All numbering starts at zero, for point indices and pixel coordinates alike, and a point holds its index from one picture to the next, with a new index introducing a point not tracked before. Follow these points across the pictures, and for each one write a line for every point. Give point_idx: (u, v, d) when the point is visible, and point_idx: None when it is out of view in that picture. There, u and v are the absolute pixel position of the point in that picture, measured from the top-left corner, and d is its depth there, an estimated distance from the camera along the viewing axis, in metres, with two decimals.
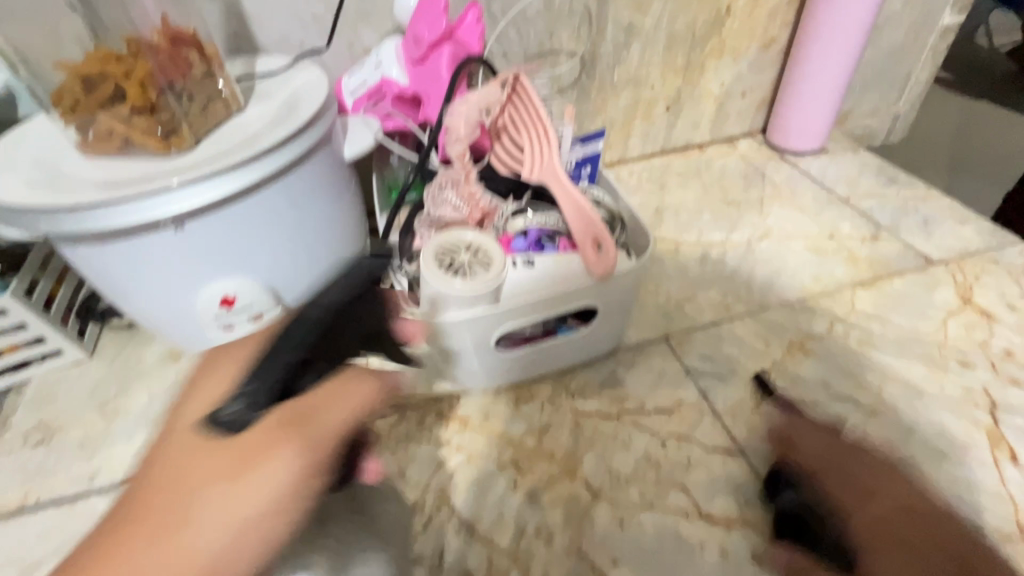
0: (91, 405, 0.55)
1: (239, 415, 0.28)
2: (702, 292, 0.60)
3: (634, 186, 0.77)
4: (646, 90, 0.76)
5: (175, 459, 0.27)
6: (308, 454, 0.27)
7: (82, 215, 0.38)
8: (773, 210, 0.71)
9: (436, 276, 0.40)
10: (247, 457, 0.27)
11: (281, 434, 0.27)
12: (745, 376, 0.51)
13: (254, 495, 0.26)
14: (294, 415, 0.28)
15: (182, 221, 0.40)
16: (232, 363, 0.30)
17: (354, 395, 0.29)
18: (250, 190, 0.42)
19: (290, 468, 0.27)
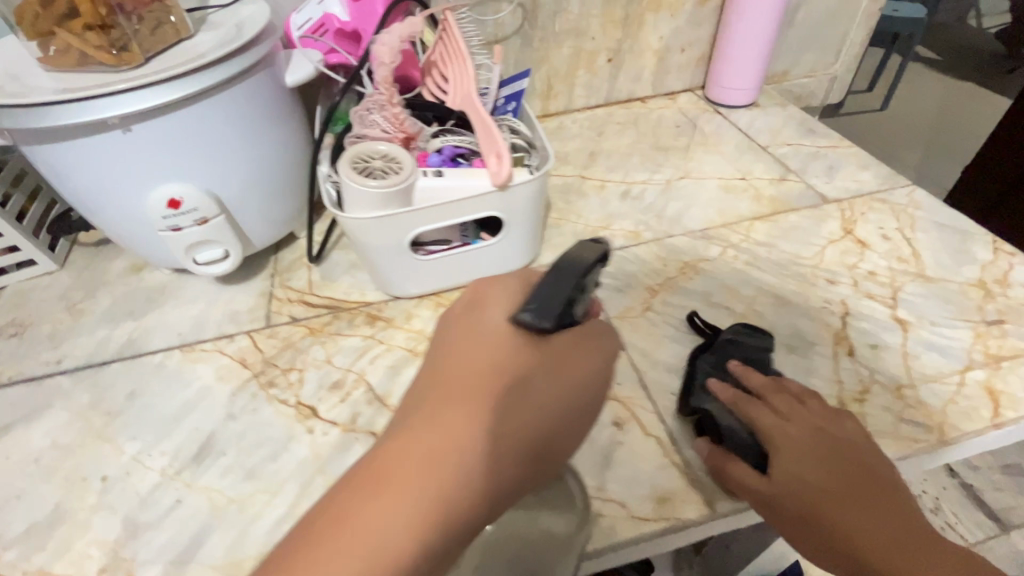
0: (61, 304, 0.61)
1: (542, 320, 0.34)
2: (617, 222, 0.66)
3: (575, 133, 0.83)
4: (587, 41, 0.81)
5: (489, 354, 0.35)
6: (599, 361, 0.38)
7: (39, 111, 0.44)
8: (698, 155, 0.77)
9: (352, 180, 0.46)
10: (560, 360, 0.36)
11: (583, 342, 0.38)
12: (639, 288, 0.57)
13: (557, 383, 0.36)
14: (586, 331, 0.38)
15: (127, 122, 0.46)
16: (517, 280, 0.39)
17: (610, 327, 0.41)
18: (188, 99, 0.47)
19: (589, 368, 0.37)
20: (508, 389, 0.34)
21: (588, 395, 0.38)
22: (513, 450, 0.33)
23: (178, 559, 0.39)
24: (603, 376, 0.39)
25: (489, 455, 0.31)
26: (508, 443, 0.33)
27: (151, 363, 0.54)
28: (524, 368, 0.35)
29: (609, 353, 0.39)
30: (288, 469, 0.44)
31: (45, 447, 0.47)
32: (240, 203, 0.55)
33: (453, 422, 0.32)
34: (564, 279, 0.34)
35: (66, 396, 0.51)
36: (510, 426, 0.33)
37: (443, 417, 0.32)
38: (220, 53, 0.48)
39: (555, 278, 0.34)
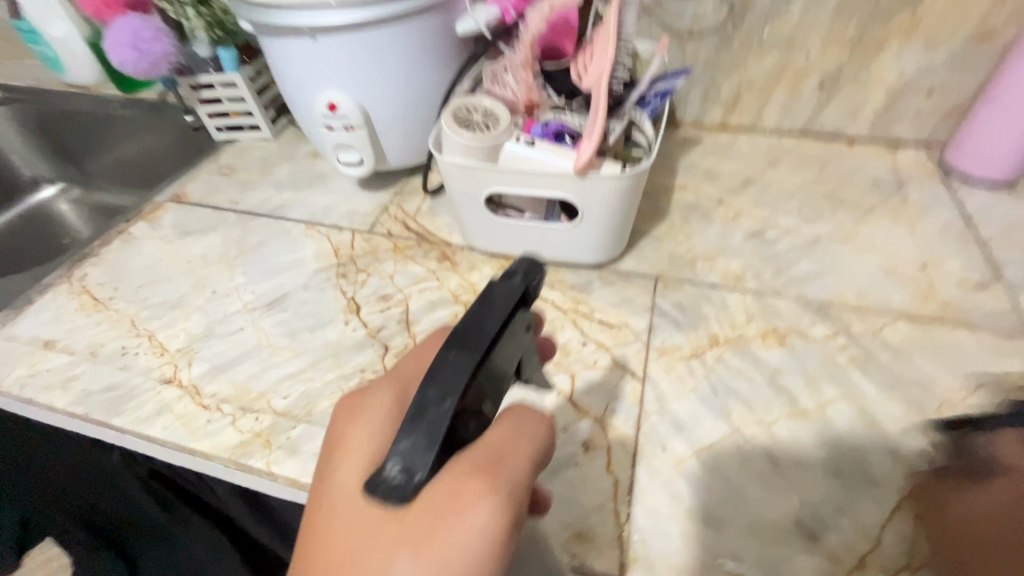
0: (260, 164, 0.79)
1: (413, 468, 0.26)
2: (725, 258, 0.59)
3: (743, 155, 0.74)
4: (800, 57, 0.70)
5: (348, 545, 0.26)
6: (501, 504, 0.26)
7: (263, 12, 0.57)
8: (879, 223, 0.62)
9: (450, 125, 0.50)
10: (435, 529, 0.25)
11: (463, 486, 0.26)
12: (701, 331, 0.51)
13: (439, 567, 0.25)
14: (477, 464, 0.27)
15: (315, 32, 0.57)
16: (389, 410, 0.30)
17: (518, 433, 0.29)
18: (362, 24, 0.56)
19: (480, 524, 0.26)
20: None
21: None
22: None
23: (219, 366, 0.51)
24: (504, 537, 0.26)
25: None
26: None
27: (283, 227, 0.67)
28: (387, 559, 0.25)
29: (515, 487, 0.27)
30: (315, 343, 0.52)
31: (198, 256, 0.64)
32: (385, 122, 0.64)
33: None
34: (457, 364, 0.27)
35: (226, 228, 0.68)
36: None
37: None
38: None
39: (424, 401, 0.26)
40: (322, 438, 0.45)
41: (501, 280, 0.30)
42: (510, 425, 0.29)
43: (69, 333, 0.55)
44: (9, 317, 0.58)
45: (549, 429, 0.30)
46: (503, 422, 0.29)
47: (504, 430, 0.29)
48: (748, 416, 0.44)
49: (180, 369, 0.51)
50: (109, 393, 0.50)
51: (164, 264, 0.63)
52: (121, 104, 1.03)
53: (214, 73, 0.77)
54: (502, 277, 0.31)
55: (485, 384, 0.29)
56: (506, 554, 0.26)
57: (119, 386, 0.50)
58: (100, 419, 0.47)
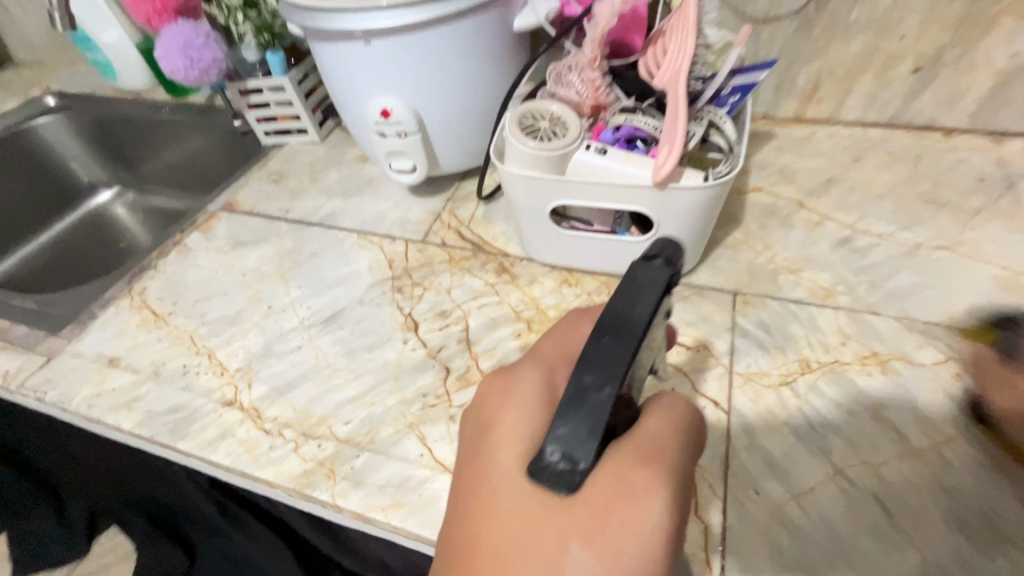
0: (309, 169, 0.78)
1: (575, 458, 0.26)
2: (811, 269, 0.54)
3: (822, 150, 0.68)
4: (893, 40, 0.63)
5: (513, 527, 0.27)
6: (667, 494, 0.27)
7: (314, 17, 0.54)
8: (988, 228, 0.55)
9: (514, 134, 0.46)
10: (606, 519, 0.26)
11: (633, 473, 0.27)
12: (790, 355, 0.47)
13: (614, 554, 0.26)
14: (642, 454, 0.28)
15: (368, 36, 0.54)
16: (539, 395, 0.31)
17: (666, 427, 0.30)
18: (416, 25, 0.53)
19: (652, 512, 0.27)
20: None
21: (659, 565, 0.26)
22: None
23: (278, 388, 0.49)
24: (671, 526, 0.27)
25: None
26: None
27: (336, 237, 0.66)
28: (560, 543, 0.26)
29: (675, 481, 0.28)
30: (373, 364, 0.50)
31: (252, 268, 0.63)
32: (438, 127, 0.61)
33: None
34: (614, 346, 0.26)
35: (279, 238, 0.67)
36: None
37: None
38: None
39: (581, 386, 0.25)
40: (387, 470, 0.43)
41: (635, 273, 0.28)
42: (656, 412, 0.30)
43: (132, 350, 0.55)
44: (75, 333, 0.58)
45: (694, 421, 0.31)
46: (650, 416, 0.30)
47: (653, 417, 0.30)
48: (852, 457, 0.40)
49: (240, 391, 0.50)
50: (172, 415, 0.49)
51: (219, 277, 0.62)
52: (170, 110, 1.03)
53: (263, 77, 0.76)
54: (633, 270, 0.28)
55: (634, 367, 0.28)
56: (675, 543, 0.27)
57: (181, 408, 0.49)
58: (164, 443, 0.47)
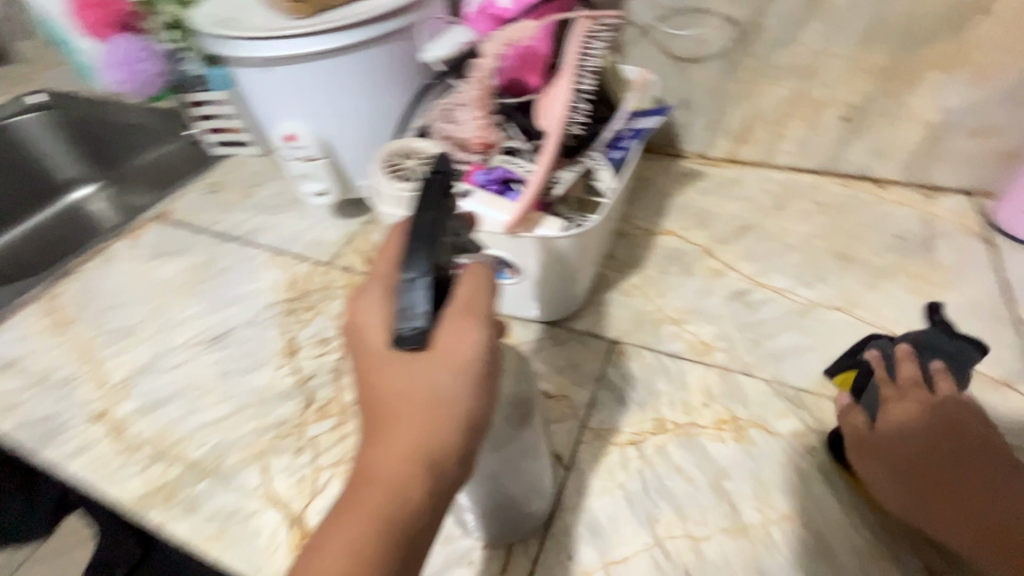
0: (246, 182, 0.79)
1: (417, 321, 0.27)
2: (697, 322, 0.52)
3: (748, 195, 0.66)
4: (819, 86, 0.61)
5: (390, 385, 0.28)
6: (484, 327, 0.28)
7: (220, 42, 0.56)
8: (892, 290, 0.53)
9: (380, 178, 0.46)
10: (447, 356, 0.27)
11: (459, 321, 0.27)
12: (647, 413, 0.45)
13: (472, 371, 0.27)
14: (463, 303, 0.28)
15: (266, 63, 0.55)
16: (383, 287, 0.29)
17: (476, 270, 0.29)
18: (310, 55, 0.54)
19: (476, 342, 0.27)
20: (430, 409, 0.27)
21: (492, 368, 0.28)
22: (459, 461, 0.28)
23: (147, 406, 0.51)
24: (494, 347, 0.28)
25: (442, 474, 0.27)
26: (447, 460, 0.27)
27: (250, 253, 0.67)
28: (425, 383, 0.27)
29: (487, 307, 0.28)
30: (241, 388, 0.51)
31: (163, 280, 0.64)
32: (346, 152, 0.62)
33: (394, 470, 0.27)
34: (419, 232, 0.27)
35: (197, 251, 0.68)
36: (445, 442, 0.27)
37: (381, 455, 0.28)
38: (344, 20, 0.53)
39: (406, 284, 0.26)
40: (220, 499, 0.43)
41: (427, 178, 0.31)
42: (467, 274, 0.29)
43: (29, 355, 0.57)
44: None
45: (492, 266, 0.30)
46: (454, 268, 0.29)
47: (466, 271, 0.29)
48: (676, 528, 0.38)
49: (112, 405, 0.51)
50: (44, 424, 0.50)
51: (132, 287, 0.64)
52: (141, 112, 1.08)
53: (208, 91, 0.76)
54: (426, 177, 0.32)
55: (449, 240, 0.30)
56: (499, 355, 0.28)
57: (54, 418, 0.51)
58: (29, 452, 0.48)
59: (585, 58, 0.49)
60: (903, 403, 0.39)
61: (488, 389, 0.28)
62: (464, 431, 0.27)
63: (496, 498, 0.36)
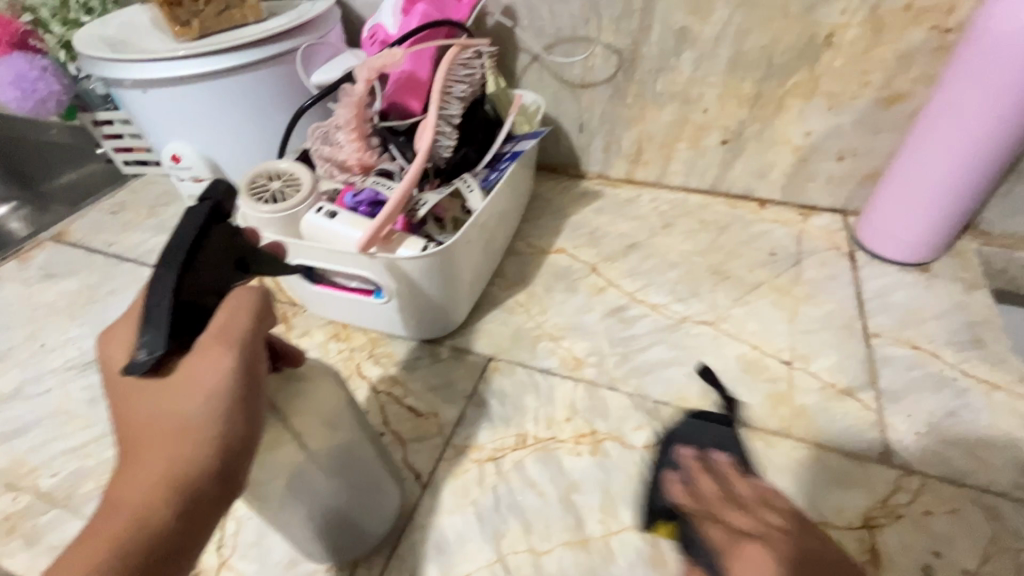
0: (151, 201, 0.78)
1: (154, 348, 0.28)
2: (573, 338, 0.54)
3: (640, 214, 0.68)
4: (698, 112, 0.64)
5: (145, 412, 0.29)
6: (234, 352, 0.29)
7: (96, 63, 0.56)
8: (758, 305, 0.56)
9: (247, 205, 0.45)
10: (193, 380, 0.28)
11: (208, 348, 0.28)
12: (511, 428, 0.46)
13: (221, 396, 0.28)
14: (213, 330, 0.29)
15: (141, 85, 0.55)
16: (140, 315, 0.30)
17: (239, 295, 0.30)
18: (186, 78, 0.54)
19: (224, 366, 0.28)
20: (180, 434, 0.28)
21: (245, 390, 0.29)
22: (215, 480, 0.28)
23: (7, 433, 0.49)
24: (247, 371, 0.29)
25: (193, 496, 0.28)
26: (195, 482, 0.28)
27: (142, 275, 0.65)
28: (174, 407, 0.28)
29: (245, 330, 0.29)
30: (107, 414, 0.49)
31: (46, 304, 0.62)
32: (235, 171, 0.62)
33: (142, 493, 0.28)
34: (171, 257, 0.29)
35: (88, 272, 0.66)
36: (195, 465, 0.28)
37: (128, 485, 0.28)
38: (218, 45, 0.53)
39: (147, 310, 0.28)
40: (68, 528, 0.42)
41: (195, 208, 0.32)
42: (229, 300, 0.30)
43: None
44: None
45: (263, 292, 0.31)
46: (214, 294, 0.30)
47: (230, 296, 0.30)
48: (521, 543, 0.40)
49: None
50: None
51: (12, 311, 0.62)
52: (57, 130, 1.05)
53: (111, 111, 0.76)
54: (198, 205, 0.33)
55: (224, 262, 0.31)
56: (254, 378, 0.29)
57: None
58: None
59: (450, 85, 0.52)
60: (746, 516, 0.37)
61: (242, 412, 0.29)
62: (218, 452, 0.28)
63: (338, 517, 0.37)
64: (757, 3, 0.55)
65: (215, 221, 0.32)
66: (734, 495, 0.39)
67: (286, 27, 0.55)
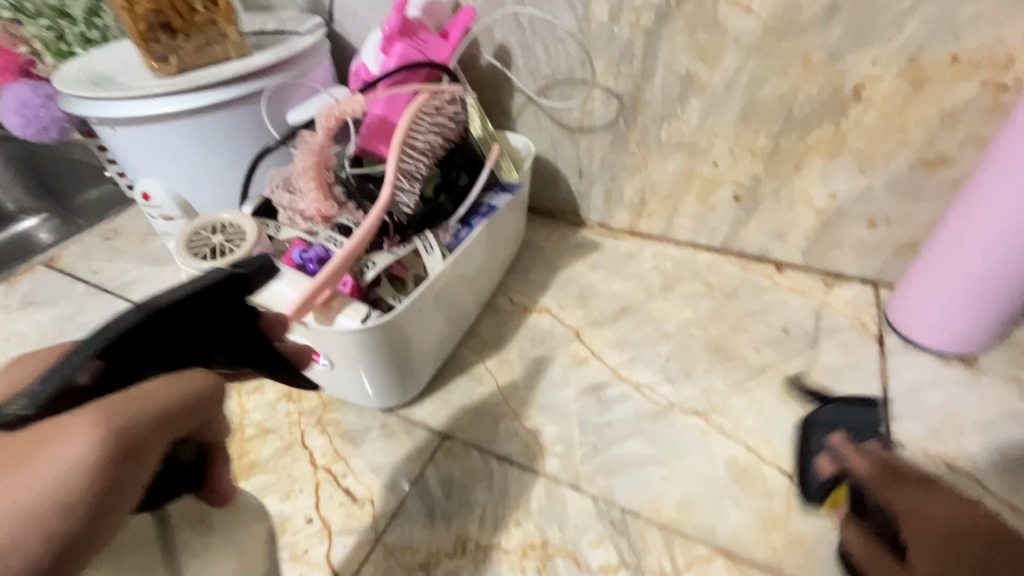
0: (145, 229, 0.76)
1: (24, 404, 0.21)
2: (541, 420, 0.47)
3: (638, 272, 0.62)
4: (708, 164, 0.57)
5: None
6: (97, 442, 0.21)
7: (68, 100, 0.55)
8: (760, 394, 0.48)
9: (184, 262, 0.42)
10: (33, 452, 0.20)
11: (75, 419, 0.21)
12: (451, 529, 0.40)
13: (50, 495, 0.20)
14: (105, 400, 0.22)
15: (108, 123, 0.54)
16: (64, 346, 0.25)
17: (181, 376, 0.24)
18: (149, 119, 0.52)
19: (74, 457, 0.20)
20: None
21: (83, 497, 0.20)
22: None
23: None
24: (102, 470, 0.21)
25: None
26: None
27: (115, 309, 0.64)
28: None
29: (149, 414, 0.22)
30: None
31: (19, 334, 0.62)
32: (207, 209, 0.60)
33: None
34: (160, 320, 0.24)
35: (66, 302, 0.65)
36: None
37: None
38: (180, 85, 0.51)
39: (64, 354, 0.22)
40: None
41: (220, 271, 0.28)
42: (166, 376, 0.24)
43: None
44: None
45: (215, 378, 0.25)
46: (161, 365, 0.25)
47: (171, 376, 0.24)
48: None
49: None
50: None
51: None
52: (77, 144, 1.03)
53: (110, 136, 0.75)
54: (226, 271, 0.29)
55: (211, 336, 0.27)
56: (107, 485, 0.21)
57: None
58: None
59: (414, 133, 0.47)
60: (912, 491, 0.34)
61: (57, 527, 0.20)
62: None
63: None
64: (774, 50, 0.48)
65: (234, 291, 0.28)
66: (874, 475, 0.37)
67: (256, 67, 0.53)
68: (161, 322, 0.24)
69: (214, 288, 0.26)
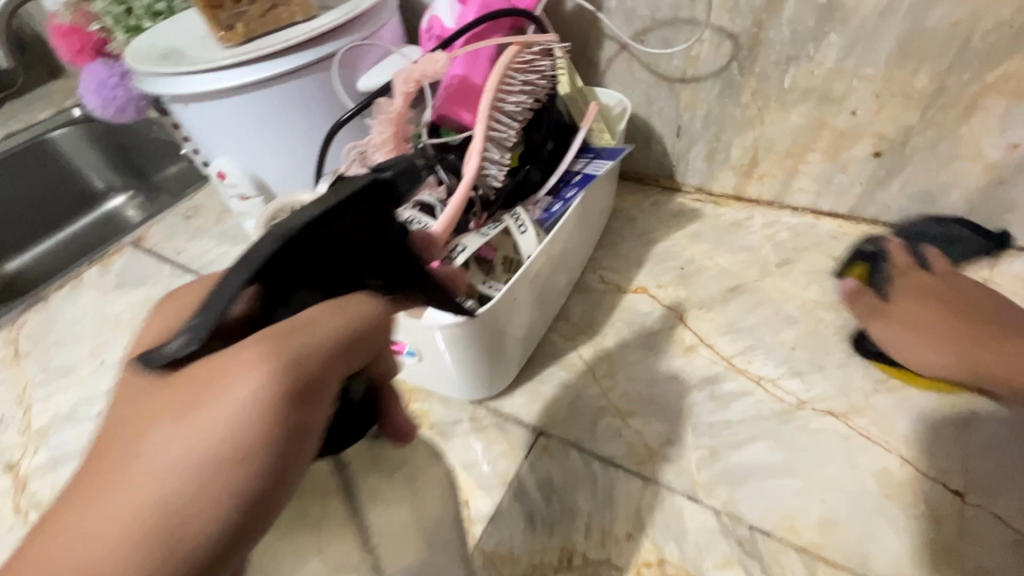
0: (223, 206, 0.76)
1: (191, 342, 0.21)
2: (647, 416, 0.42)
3: (749, 245, 0.54)
4: (843, 114, 0.48)
5: (139, 402, 0.21)
6: (269, 377, 0.21)
7: (138, 77, 0.53)
8: (913, 393, 0.40)
9: None
10: (208, 388, 0.21)
11: (245, 352, 0.21)
12: (555, 539, 0.37)
13: (235, 426, 0.20)
14: (269, 334, 0.21)
15: (178, 100, 0.51)
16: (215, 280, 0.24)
17: (338, 306, 0.23)
18: (218, 94, 0.49)
19: (249, 392, 0.20)
20: (168, 453, 0.20)
21: (263, 429, 0.21)
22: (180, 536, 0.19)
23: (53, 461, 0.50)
24: (277, 402, 0.21)
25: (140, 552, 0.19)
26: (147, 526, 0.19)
27: None
28: (175, 418, 0.20)
29: (314, 351, 0.22)
30: None
31: (115, 316, 0.63)
32: (280, 188, 0.58)
33: (95, 515, 0.19)
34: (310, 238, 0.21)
35: (155, 283, 0.66)
36: (165, 496, 0.20)
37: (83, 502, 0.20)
38: (247, 54, 0.47)
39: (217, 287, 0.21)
40: None
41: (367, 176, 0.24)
42: (323, 306, 0.23)
43: None
44: None
45: (375, 308, 0.25)
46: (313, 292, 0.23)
47: (324, 310, 0.23)
48: None
49: (25, 456, 0.51)
50: None
51: (87, 321, 0.64)
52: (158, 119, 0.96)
53: None
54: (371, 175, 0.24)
55: (367, 257, 0.24)
56: (283, 418, 0.21)
57: None
58: None
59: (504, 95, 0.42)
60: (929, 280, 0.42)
61: (244, 461, 0.20)
62: (202, 501, 0.20)
63: None
64: None
65: (382, 202, 0.24)
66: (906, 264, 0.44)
67: (321, 29, 0.48)
68: (300, 249, 0.21)
69: (358, 200, 0.23)
